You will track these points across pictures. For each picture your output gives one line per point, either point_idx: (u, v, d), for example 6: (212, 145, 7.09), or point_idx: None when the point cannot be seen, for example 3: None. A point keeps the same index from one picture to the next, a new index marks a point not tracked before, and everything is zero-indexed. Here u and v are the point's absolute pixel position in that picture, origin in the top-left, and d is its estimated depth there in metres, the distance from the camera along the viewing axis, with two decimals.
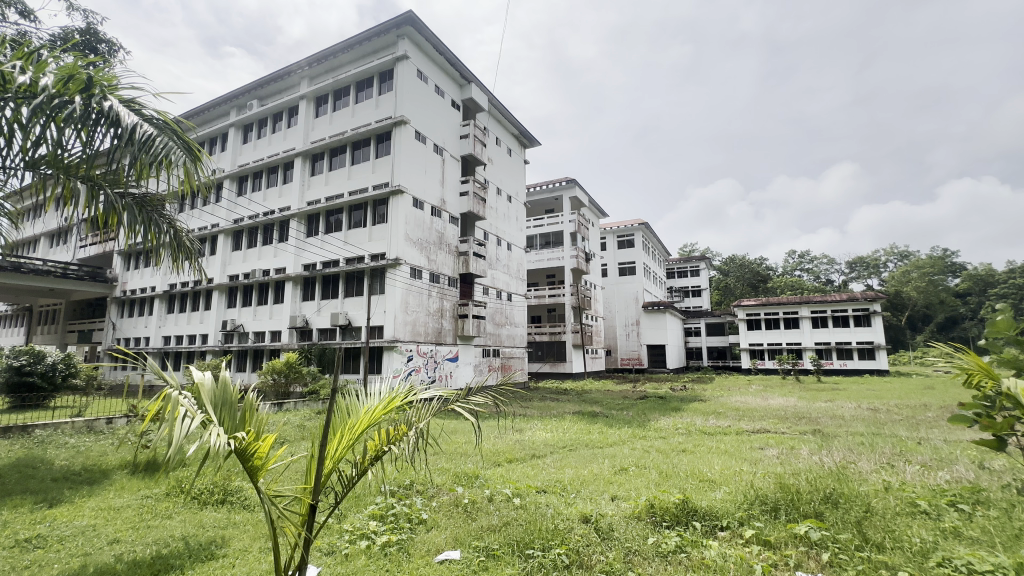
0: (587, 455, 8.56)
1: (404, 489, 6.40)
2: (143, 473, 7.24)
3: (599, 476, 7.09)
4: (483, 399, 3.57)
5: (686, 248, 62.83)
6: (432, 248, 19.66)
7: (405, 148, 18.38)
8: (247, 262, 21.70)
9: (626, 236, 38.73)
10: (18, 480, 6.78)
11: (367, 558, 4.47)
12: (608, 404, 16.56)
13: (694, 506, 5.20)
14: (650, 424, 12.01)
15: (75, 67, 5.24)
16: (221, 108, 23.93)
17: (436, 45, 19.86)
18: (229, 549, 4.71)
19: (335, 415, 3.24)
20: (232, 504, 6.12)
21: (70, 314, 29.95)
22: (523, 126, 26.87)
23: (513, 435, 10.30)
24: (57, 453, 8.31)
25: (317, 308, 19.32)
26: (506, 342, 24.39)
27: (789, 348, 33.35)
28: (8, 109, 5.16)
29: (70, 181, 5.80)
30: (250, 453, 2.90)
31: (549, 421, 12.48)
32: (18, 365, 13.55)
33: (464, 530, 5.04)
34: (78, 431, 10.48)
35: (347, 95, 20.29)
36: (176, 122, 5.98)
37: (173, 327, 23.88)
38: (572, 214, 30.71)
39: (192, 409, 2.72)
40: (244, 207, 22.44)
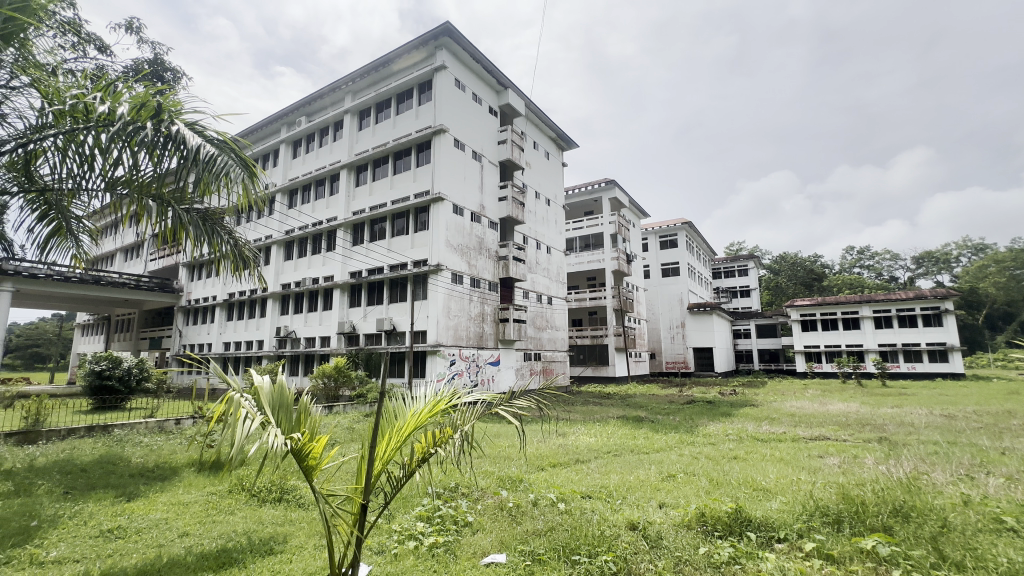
0: (632, 461, 8.37)
1: (450, 492, 6.49)
2: (208, 472, 7.73)
3: (646, 481, 6.94)
4: (526, 403, 3.58)
5: (733, 248, 60.71)
6: (473, 253, 19.93)
7: (445, 155, 18.78)
8: (298, 271, 22.77)
9: (669, 236, 37.82)
10: (101, 475, 7.42)
11: (415, 559, 4.55)
12: (654, 409, 16.25)
13: (747, 516, 4.99)
14: (698, 430, 11.63)
15: (146, 95, 5.71)
16: (273, 126, 25.34)
17: (473, 54, 20.20)
18: (287, 545, 4.93)
19: (383, 419, 3.34)
20: (288, 502, 6.41)
21: (143, 322, 32.51)
22: (561, 129, 26.76)
23: (557, 440, 10.28)
24: (133, 451, 9.01)
25: (364, 314, 19.97)
26: (548, 345, 24.32)
27: (850, 350, 31.31)
28: (92, 137, 5.69)
29: (143, 200, 6.28)
30: (305, 453, 3.03)
31: (593, 426, 12.32)
32: (98, 369, 14.81)
33: (509, 534, 5.05)
34: (151, 431, 11.32)
35: (388, 107, 20.94)
36: (235, 142, 6.35)
37: (233, 334, 25.35)
38: (612, 215, 30.22)
39: (253, 410, 2.89)
40: (295, 218, 23.55)
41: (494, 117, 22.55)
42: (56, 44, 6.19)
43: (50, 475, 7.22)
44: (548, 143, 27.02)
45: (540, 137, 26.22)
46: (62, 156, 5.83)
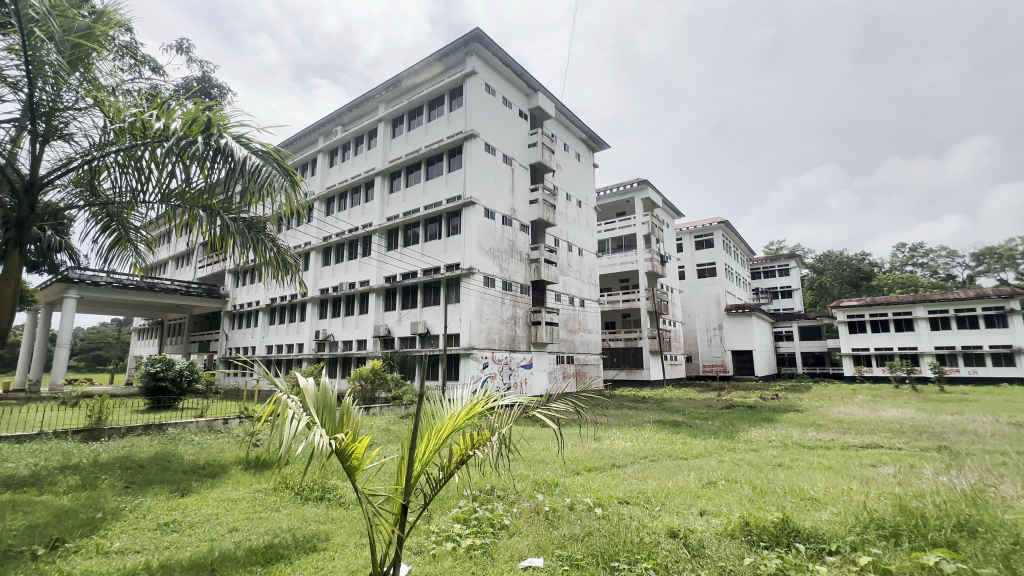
0: (671, 467, 8.16)
1: (485, 494, 6.50)
2: (254, 470, 8.04)
3: (685, 488, 6.76)
4: (564, 406, 3.57)
5: (772, 247, 58.61)
6: (504, 257, 20.02)
7: (476, 160, 18.97)
8: (336, 276, 23.45)
9: (705, 236, 36.84)
10: (157, 471, 7.85)
11: (454, 560, 4.59)
12: (691, 413, 15.81)
13: (795, 526, 4.78)
14: (740, 435, 11.23)
15: (197, 110, 6.03)
16: (311, 137, 26.29)
17: (502, 59, 20.36)
18: (329, 543, 5.07)
19: (422, 420, 3.41)
20: (329, 501, 6.60)
21: (193, 326, 34.26)
22: (592, 130, 26.55)
23: (592, 444, 10.17)
24: (186, 449, 9.49)
25: (398, 318, 20.35)
26: (581, 348, 24.11)
27: (903, 353, 29.59)
28: (149, 152, 6.06)
29: (194, 211, 6.62)
30: (349, 453, 3.12)
31: (629, 430, 12.10)
32: (153, 371, 15.70)
33: (547, 538, 5.02)
34: (202, 430, 11.88)
35: (421, 114, 21.34)
36: (278, 153, 6.61)
37: (275, 337, 26.34)
38: (645, 215, 29.72)
39: (299, 411, 3.00)
40: (332, 225, 24.28)
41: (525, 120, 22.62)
42: (117, 67, 6.64)
43: (112, 470, 7.70)
44: (579, 145, 26.87)
45: (570, 139, 26.10)
46: (122, 171, 6.23)
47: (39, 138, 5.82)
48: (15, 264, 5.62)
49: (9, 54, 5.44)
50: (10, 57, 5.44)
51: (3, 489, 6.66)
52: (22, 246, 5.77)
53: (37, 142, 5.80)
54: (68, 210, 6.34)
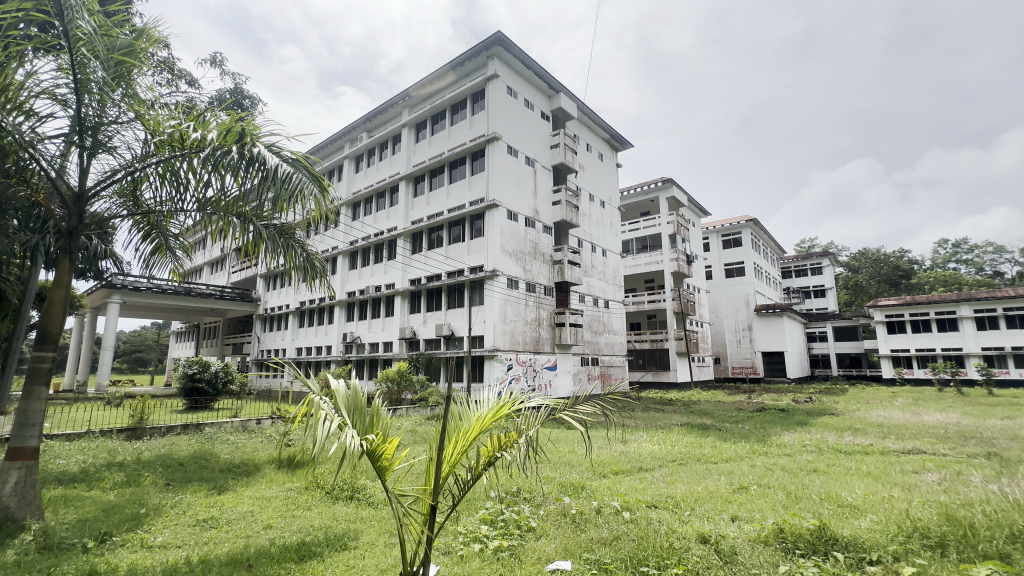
0: (700, 471, 8.00)
1: (512, 496, 6.50)
2: (287, 470, 8.26)
3: (716, 493, 6.62)
4: (591, 409, 3.56)
5: (803, 245, 56.86)
6: (528, 258, 20.02)
7: (499, 162, 19.05)
8: (362, 279, 23.90)
9: (732, 235, 36.04)
10: (195, 469, 8.17)
11: (481, 561, 4.61)
12: (721, 416, 15.46)
13: (833, 534, 4.62)
14: (772, 439, 10.91)
15: (232, 121, 6.26)
16: (338, 143, 26.94)
17: (524, 62, 20.43)
18: (359, 542, 5.16)
19: (449, 422, 3.45)
20: (358, 500, 6.73)
21: (227, 329, 35.47)
22: (614, 129, 26.31)
23: (619, 446, 10.06)
24: (222, 448, 9.83)
25: (423, 320, 20.58)
26: (606, 350, 23.89)
27: (946, 355, 28.22)
28: (187, 163, 6.32)
29: (229, 218, 6.87)
30: (379, 454, 3.18)
31: (656, 433, 11.90)
32: (190, 372, 16.32)
33: (574, 541, 4.99)
34: (237, 429, 12.29)
35: (443, 118, 21.57)
36: (307, 160, 6.79)
37: (305, 340, 27.00)
38: (670, 215, 29.26)
39: (331, 411, 3.07)
40: (358, 229, 24.75)
41: (547, 121, 22.60)
42: (156, 82, 6.95)
43: (154, 468, 8.05)
44: (602, 145, 26.68)
45: (593, 139, 25.93)
46: (162, 180, 6.51)
47: (86, 151, 6.14)
48: (65, 271, 5.94)
49: (59, 73, 5.78)
50: (60, 75, 5.78)
51: (55, 484, 7.05)
52: (72, 254, 6.10)
53: (85, 155, 6.13)
54: (112, 219, 6.66)
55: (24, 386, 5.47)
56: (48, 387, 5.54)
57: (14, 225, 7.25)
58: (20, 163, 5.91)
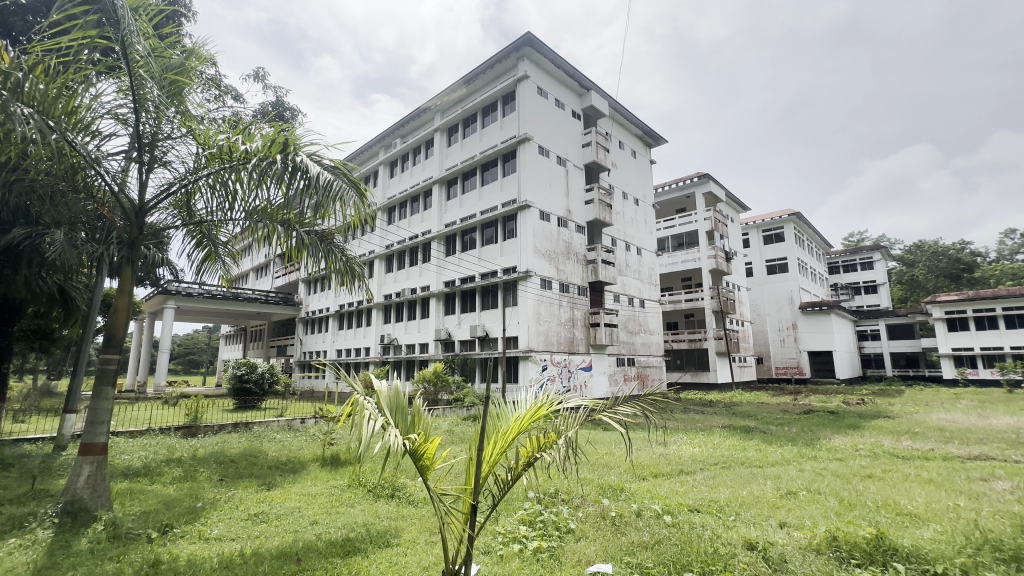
0: (745, 474, 7.73)
1: (550, 497, 6.46)
2: (330, 468, 8.53)
3: (762, 498, 6.37)
4: (631, 410, 3.51)
5: (852, 238, 54.04)
6: (561, 258, 19.93)
7: (530, 163, 19.06)
8: (398, 282, 24.40)
9: (774, 230, 34.70)
10: (245, 465, 8.57)
11: (521, 562, 4.62)
12: (764, 418, 14.89)
13: (892, 544, 4.36)
14: (822, 443, 10.42)
15: (276, 133, 6.55)
16: (373, 150, 27.67)
17: (554, 61, 20.37)
18: (401, 539, 5.27)
19: (488, 423, 3.49)
20: (399, 499, 6.86)
21: (272, 332, 37.01)
22: (648, 125, 25.82)
23: (658, 448, 9.85)
24: (269, 446, 10.25)
25: (458, 321, 20.81)
26: (642, 350, 23.46)
27: (1016, 353, 26.17)
28: (235, 174, 6.65)
29: (274, 226, 7.18)
30: (421, 453, 3.24)
31: (696, 435, 11.58)
32: (239, 373, 17.14)
33: (614, 544, 4.93)
34: (282, 428, 12.79)
35: (475, 121, 21.77)
36: (346, 167, 7.02)
37: (344, 342, 27.83)
38: (707, 211, 28.45)
39: (375, 411, 3.16)
40: (394, 233, 25.30)
41: (578, 120, 22.43)
42: (205, 98, 7.34)
43: (208, 464, 8.50)
44: (635, 142, 26.23)
45: (625, 136, 25.54)
46: (212, 192, 6.88)
47: (145, 166, 6.55)
48: (128, 279, 6.34)
49: (120, 94, 6.20)
50: (121, 96, 6.20)
51: (121, 478, 7.55)
52: (134, 263, 6.52)
53: (144, 170, 6.55)
54: (168, 229, 7.07)
55: (94, 387, 5.89)
56: (114, 387, 5.94)
57: (82, 237, 7.81)
58: (87, 180, 6.37)
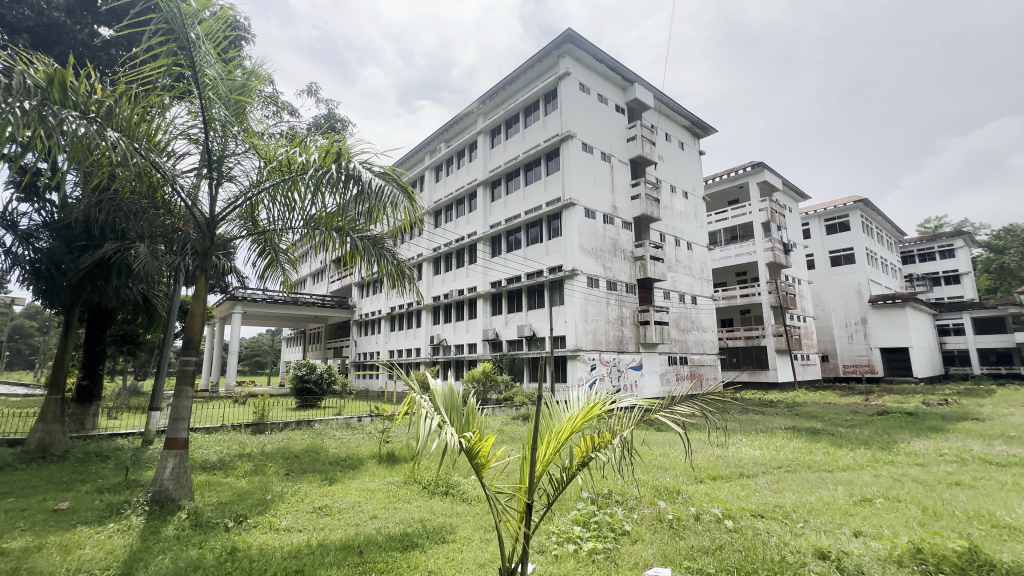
0: (812, 479, 7.28)
1: (603, 498, 6.36)
2: (386, 465, 8.81)
3: (833, 504, 5.98)
4: (688, 410, 3.41)
5: (927, 225, 49.78)
6: (608, 256, 19.61)
7: (574, 160, 18.88)
8: (446, 284, 24.88)
9: (838, 219, 32.50)
10: (309, 461, 9.04)
11: (577, 562, 4.57)
12: (832, 419, 13.98)
13: (988, 559, 3.96)
14: (899, 447, 9.63)
15: (331, 143, 6.86)
16: (418, 155, 28.41)
17: (596, 56, 20.09)
18: (457, 536, 5.37)
19: (541, 422, 3.48)
20: (453, 496, 7.00)
21: (329, 334, 38.82)
22: (696, 115, 24.90)
23: (715, 450, 9.47)
24: (329, 443, 10.76)
25: (505, 321, 20.92)
26: (695, 348, 22.65)
27: None
28: (294, 185, 7.03)
29: (329, 233, 7.53)
30: (476, 451, 3.28)
31: (758, 437, 11.02)
32: (300, 374, 18.09)
33: (672, 548, 4.77)
34: (341, 426, 13.38)
35: (517, 121, 21.84)
36: (395, 173, 7.23)
37: (396, 343, 28.73)
38: (762, 201, 27.07)
39: (432, 410, 3.24)
40: (441, 236, 25.86)
41: (622, 114, 21.97)
42: (265, 115, 7.80)
43: (276, 459, 9.05)
44: (682, 133, 25.39)
45: (672, 127, 24.75)
46: (273, 203, 7.29)
47: (214, 181, 7.04)
48: (202, 287, 6.83)
49: (192, 116, 6.71)
50: (192, 118, 6.71)
51: (200, 470, 8.19)
52: (207, 273, 7.02)
53: (213, 185, 7.04)
54: (235, 239, 7.56)
55: (175, 386, 6.40)
56: (193, 387, 6.43)
57: (162, 249, 8.52)
58: (165, 197, 6.93)
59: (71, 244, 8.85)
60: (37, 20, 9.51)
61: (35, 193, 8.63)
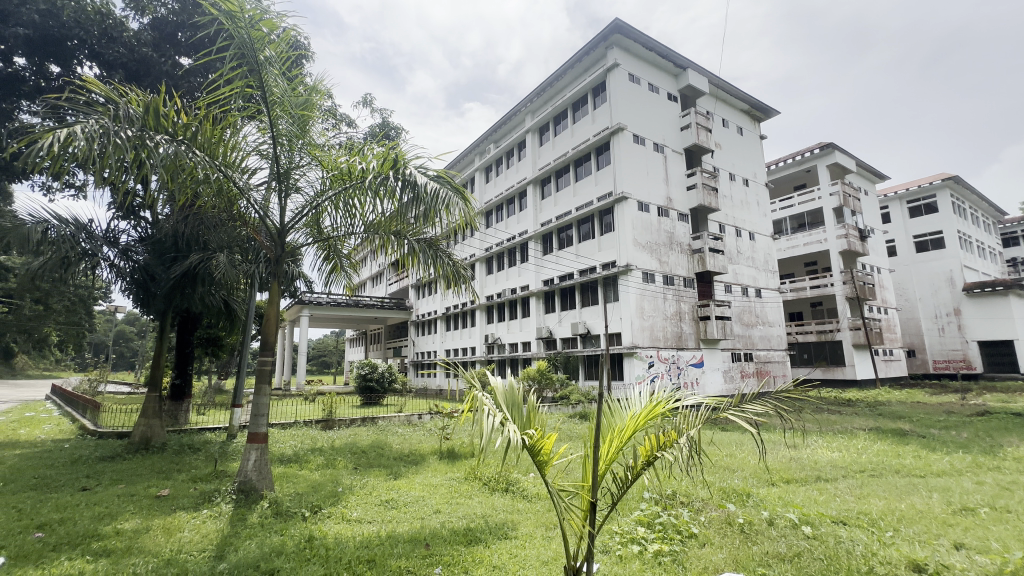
0: (902, 485, 6.67)
1: (667, 499, 6.16)
2: (447, 462, 9.03)
3: (927, 513, 5.45)
4: (761, 409, 3.24)
5: None
6: (663, 250, 19.00)
7: (625, 153, 18.45)
8: (499, 283, 25.12)
9: (923, 199, 29.58)
10: (376, 456, 9.48)
11: (642, 564, 4.46)
12: (923, 420, 12.79)
13: None
14: (1006, 451, 8.62)
15: (388, 150, 7.12)
16: (469, 157, 28.97)
17: (645, 44, 19.52)
18: (519, 532, 5.41)
19: (603, 420, 3.42)
20: (513, 493, 7.07)
21: (388, 335, 40.42)
22: (756, 97, 23.55)
23: (789, 451, 8.94)
24: (393, 439, 11.19)
25: (559, 319, 20.82)
26: (761, 344, 21.46)
27: None
28: (355, 193, 7.35)
29: (388, 236, 7.83)
30: (539, 448, 3.29)
31: (836, 438, 10.25)
32: (364, 373, 18.96)
33: (744, 553, 4.53)
34: (403, 422, 13.91)
35: (566, 117, 21.66)
36: (448, 176, 7.39)
37: (452, 342, 29.39)
38: (834, 185, 25.16)
39: (494, 407, 3.28)
40: (492, 236, 26.17)
41: (674, 102, 21.19)
42: (326, 127, 8.19)
43: (345, 453, 9.55)
44: (741, 118, 24.08)
45: (730, 112, 23.56)
46: (336, 211, 7.65)
47: (283, 193, 7.52)
48: (275, 292, 7.32)
49: (262, 133, 7.19)
50: (262, 135, 7.21)
51: (279, 463, 8.80)
52: (279, 279, 7.51)
53: (282, 196, 7.52)
54: (302, 247, 8.02)
55: (255, 385, 6.91)
56: (270, 385, 6.91)
57: (239, 258, 9.22)
58: (240, 209, 7.49)
59: (163, 257, 9.78)
60: (130, 56, 10.60)
61: (132, 212, 9.63)
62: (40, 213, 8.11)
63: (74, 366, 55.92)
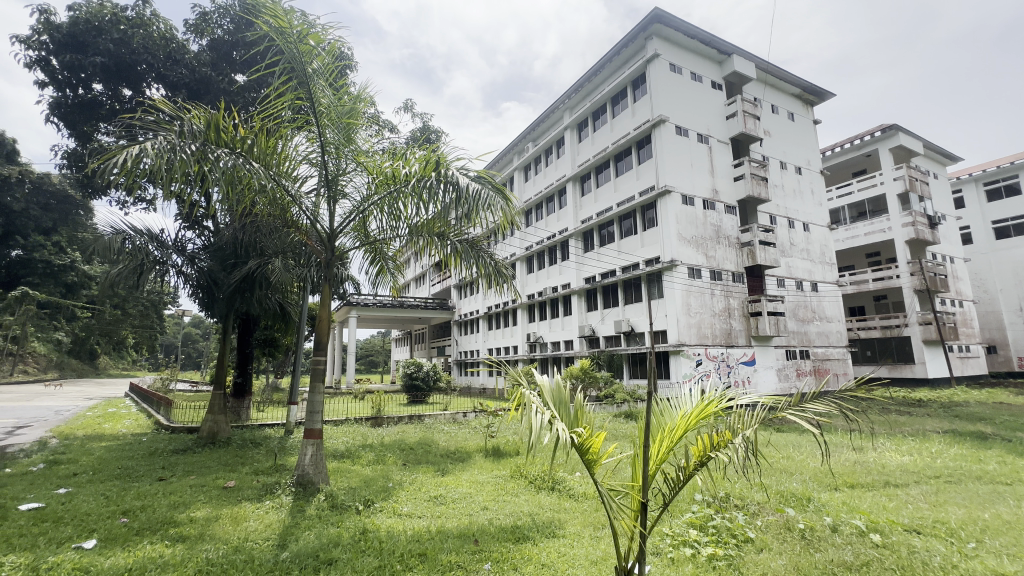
0: (984, 493, 6.11)
1: (720, 501, 5.93)
2: (493, 459, 9.12)
3: (1017, 525, 4.96)
4: (824, 409, 3.05)
5: None
6: (710, 244, 18.35)
7: (668, 145, 17.94)
8: (539, 282, 25.08)
9: (1002, 180, 27.05)
10: (424, 452, 9.71)
11: (696, 567, 4.33)
12: (1007, 422, 11.68)
13: None
14: None
15: (430, 153, 7.26)
16: (507, 157, 29.11)
17: (687, 32, 18.90)
18: (566, 531, 5.39)
19: (652, 419, 3.34)
20: (559, 491, 7.05)
21: (432, 335, 41.28)
22: (808, 80, 22.28)
23: (851, 454, 8.43)
24: (440, 436, 11.44)
25: (602, 317, 20.55)
26: (819, 341, 20.32)
27: None
28: (398, 196, 7.55)
29: (431, 237, 8.00)
30: (587, 447, 3.26)
31: (906, 441, 9.54)
32: (410, 372, 19.45)
33: (806, 560, 4.30)
34: (449, 421, 14.17)
35: (605, 112, 21.32)
36: (488, 176, 7.46)
37: (494, 341, 29.65)
38: (897, 169, 23.44)
39: (541, 405, 3.28)
40: (532, 235, 26.18)
41: (719, 90, 20.39)
42: (370, 134, 8.43)
43: (394, 450, 9.85)
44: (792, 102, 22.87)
45: (779, 97, 22.42)
46: (381, 214, 7.87)
47: (331, 199, 7.82)
48: (326, 294, 7.63)
49: (311, 142, 7.50)
50: (311, 144, 7.53)
51: (333, 458, 9.18)
52: (329, 282, 7.82)
53: (331, 202, 7.82)
54: (350, 250, 8.32)
55: (311, 382, 7.26)
56: (324, 384, 7.21)
57: (292, 262, 9.67)
58: (293, 216, 7.88)
59: (224, 263, 10.39)
60: (192, 76, 11.30)
61: (196, 222, 10.32)
62: (119, 225, 8.85)
63: (148, 367, 60.63)
